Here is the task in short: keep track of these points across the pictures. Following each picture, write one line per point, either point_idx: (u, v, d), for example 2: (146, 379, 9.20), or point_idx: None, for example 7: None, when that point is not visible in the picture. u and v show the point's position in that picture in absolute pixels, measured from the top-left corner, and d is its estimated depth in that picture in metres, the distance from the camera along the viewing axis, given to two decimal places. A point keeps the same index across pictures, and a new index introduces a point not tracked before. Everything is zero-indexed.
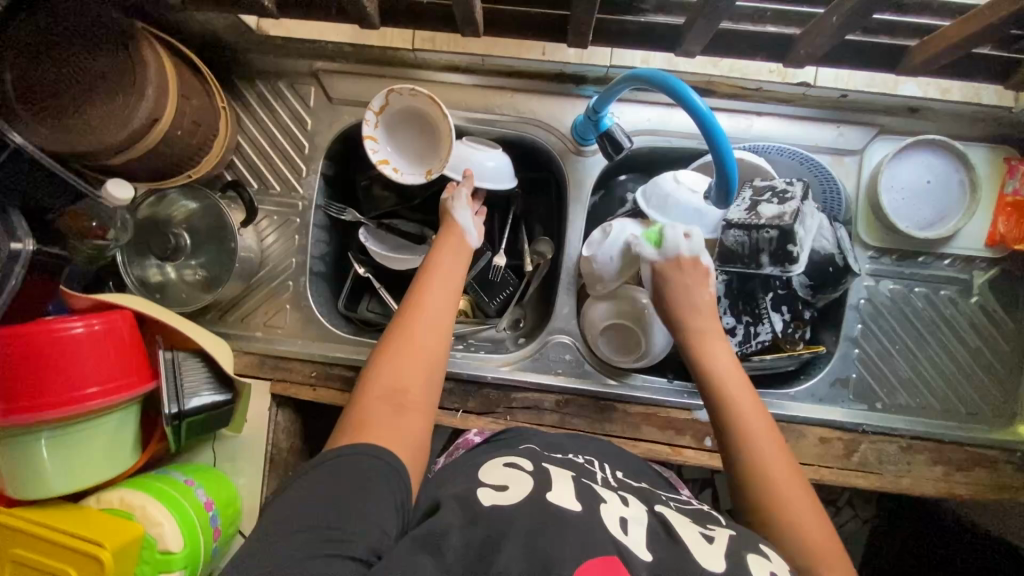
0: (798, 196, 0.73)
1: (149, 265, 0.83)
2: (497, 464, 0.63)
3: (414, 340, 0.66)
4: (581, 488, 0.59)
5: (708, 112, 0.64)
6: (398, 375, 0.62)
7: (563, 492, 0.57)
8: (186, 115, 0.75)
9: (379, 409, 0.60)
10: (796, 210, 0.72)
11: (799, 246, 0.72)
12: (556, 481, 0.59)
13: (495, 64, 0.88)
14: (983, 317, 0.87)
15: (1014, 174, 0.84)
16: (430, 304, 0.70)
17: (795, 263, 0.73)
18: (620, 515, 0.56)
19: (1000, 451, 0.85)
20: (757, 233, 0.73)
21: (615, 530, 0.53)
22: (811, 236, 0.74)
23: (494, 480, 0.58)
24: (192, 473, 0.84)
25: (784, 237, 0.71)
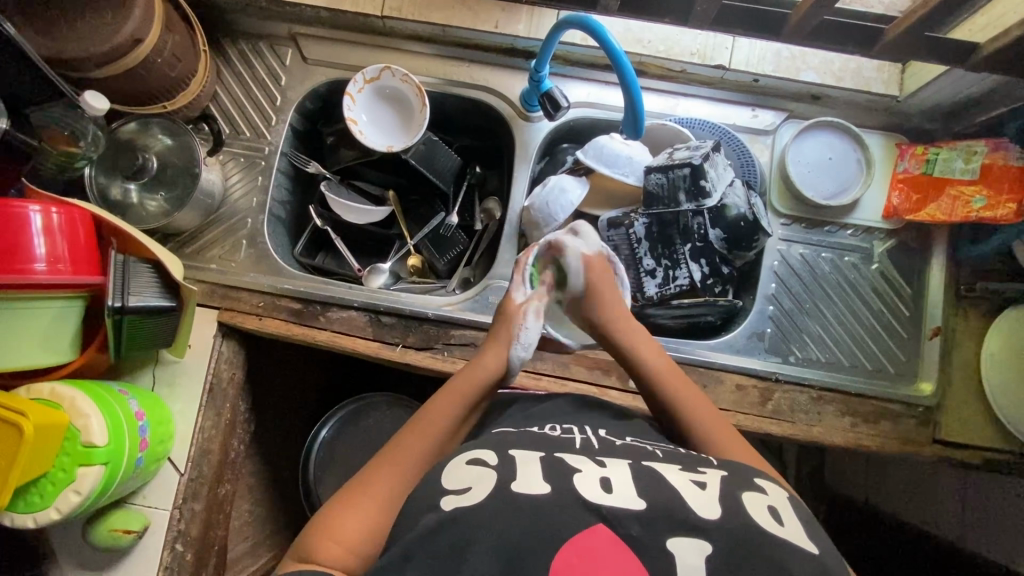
0: (710, 147, 0.87)
1: (114, 183, 0.89)
2: (458, 464, 0.60)
3: (417, 440, 0.66)
4: (551, 468, 0.57)
5: (622, 53, 0.76)
6: (368, 488, 0.60)
7: (528, 478, 0.55)
8: (168, 46, 0.84)
9: (361, 504, 0.58)
10: (707, 152, 0.85)
11: (709, 181, 0.85)
12: (522, 463, 0.58)
13: (453, 37, 0.99)
14: (884, 282, 0.95)
15: (904, 156, 0.95)
16: (440, 412, 0.69)
17: (707, 197, 0.86)
18: (602, 477, 0.55)
19: (903, 406, 0.91)
20: (673, 172, 0.86)
21: (597, 493, 0.53)
22: (722, 179, 0.87)
23: (457, 483, 0.56)
24: (128, 388, 0.86)
25: (697, 172, 0.84)
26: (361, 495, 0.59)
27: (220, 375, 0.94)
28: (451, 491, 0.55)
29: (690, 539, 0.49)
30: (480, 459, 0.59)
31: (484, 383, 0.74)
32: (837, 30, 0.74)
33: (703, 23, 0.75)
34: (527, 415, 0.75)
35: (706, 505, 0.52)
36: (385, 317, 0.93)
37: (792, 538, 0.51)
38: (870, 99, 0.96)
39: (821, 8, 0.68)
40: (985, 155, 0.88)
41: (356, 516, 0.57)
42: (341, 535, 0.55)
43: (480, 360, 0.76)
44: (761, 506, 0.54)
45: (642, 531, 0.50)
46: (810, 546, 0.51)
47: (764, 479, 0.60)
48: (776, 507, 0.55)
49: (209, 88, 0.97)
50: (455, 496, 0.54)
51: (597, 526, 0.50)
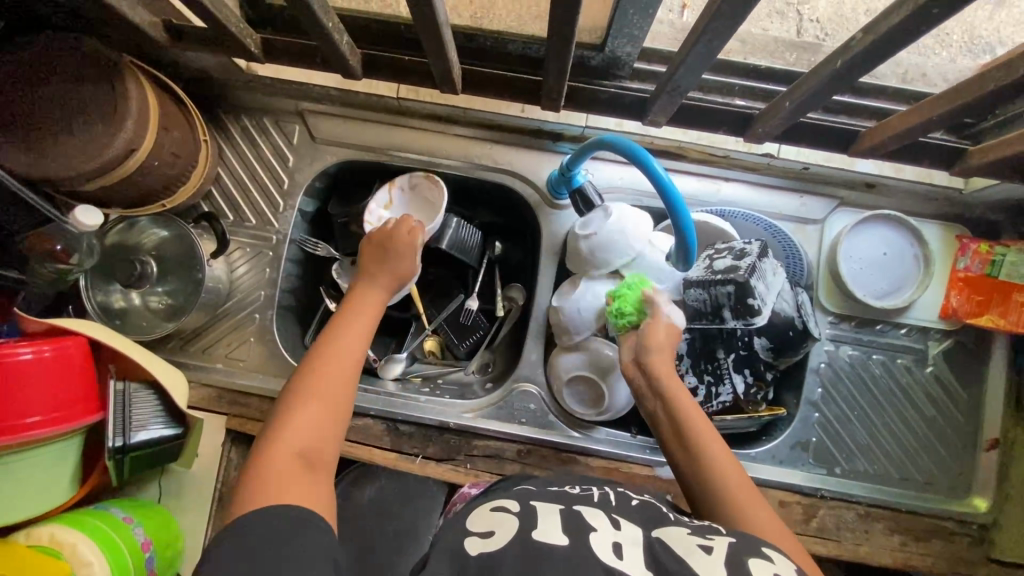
0: (756, 253, 0.73)
1: (112, 290, 0.82)
2: (481, 512, 0.58)
3: (326, 370, 0.62)
4: (570, 521, 0.54)
5: (670, 180, 0.66)
6: (302, 425, 0.58)
7: (549, 529, 0.53)
8: (165, 147, 0.76)
9: (282, 446, 0.56)
10: (751, 264, 0.71)
11: (757, 297, 0.71)
12: (545, 516, 0.55)
13: (476, 118, 0.91)
14: (938, 387, 0.89)
15: (965, 252, 0.87)
16: (348, 330, 0.67)
17: (757, 316, 0.72)
18: (616, 540, 0.52)
19: (956, 523, 0.86)
20: (715, 289, 0.73)
21: (608, 558, 0.50)
22: (773, 291, 0.73)
23: (478, 526, 0.55)
24: (132, 510, 0.80)
25: (742, 290, 0.71)
26: (282, 431, 0.57)
27: (230, 483, 0.89)
28: (474, 534, 0.54)
29: None
30: (503, 507, 0.58)
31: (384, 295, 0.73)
32: (913, 148, 0.66)
33: (761, 136, 0.67)
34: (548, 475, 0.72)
35: (710, 569, 0.48)
36: (403, 426, 0.87)
37: None
38: (930, 190, 0.88)
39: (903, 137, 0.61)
40: None
41: (283, 451, 0.56)
42: (279, 475, 0.54)
43: (373, 271, 0.74)
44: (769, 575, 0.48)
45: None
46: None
47: (773, 548, 0.52)
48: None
49: (211, 174, 0.90)
50: (479, 539, 0.52)
51: None
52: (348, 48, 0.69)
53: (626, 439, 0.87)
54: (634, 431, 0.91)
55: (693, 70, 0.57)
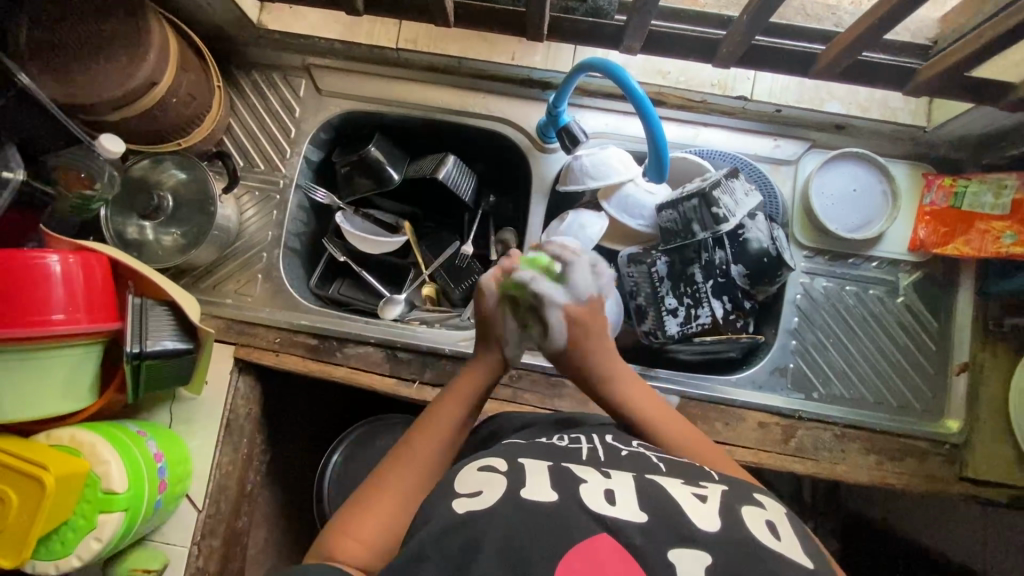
0: (722, 174, 0.84)
1: (130, 222, 0.89)
2: (470, 468, 0.59)
3: (420, 447, 0.66)
4: (558, 477, 0.56)
5: (646, 98, 0.74)
6: (393, 484, 0.62)
7: (537, 486, 0.55)
8: (182, 85, 0.83)
9: (373, 507, 0.59)
10: (717, 179, 0.82)
11: (722, 207, 0.81)
12: (531, 473, 0.57)
13: (470, 68, 0.98)
14: (909, 316, 0.93)
15: (930, 187, 0.93)
16: (440, 419, 0.70)
17: (722, 224, 0.81)
18: (606, 488, 0.55)
19: (930, 443, 0.89)
20: (683, 203, 0.83)
21: (600, 504, 0.52)
22: (740, 204, 0.83)
23: (467, 487, 0.56)
24: (146, 428, 0.85)
25: (707, 200, 0.81)
26: (377, 491, 0.61)
27: (237, 410, 0.94)
28: (462, 494, 0.55)
29: (689, 550, 0.48)
30: (491, 465, 0.59)
31: (472, 400, 0.74)
32: (868, 69, 0.72)
33: (728, 61, 0.73)
34: (546, 429, 0.75)
35: (707, 519, 0.51)
36: (401, 353, 0.93)
37: (791, 553, 0.49)
38: (896, 129, 0.94)
39: (853, 50, 0.67)
40: (1015, 190, 0.85)
41: (375, 513, 0.59)
42: (356, 532, 0.57)
43: (466, 375, 0.75)
44: (759, 520, 0.52)
45: (645, 541, 0.49)
46: (806, 559, 0.50)
47: (761, 494, 0.58)
48: (775, 522, 0.53)
49: (223, 121, 0.97)
50: (467, 499, 0.54)
51: (600, 536, 0.49)
52: None
53: None
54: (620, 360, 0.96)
55: None
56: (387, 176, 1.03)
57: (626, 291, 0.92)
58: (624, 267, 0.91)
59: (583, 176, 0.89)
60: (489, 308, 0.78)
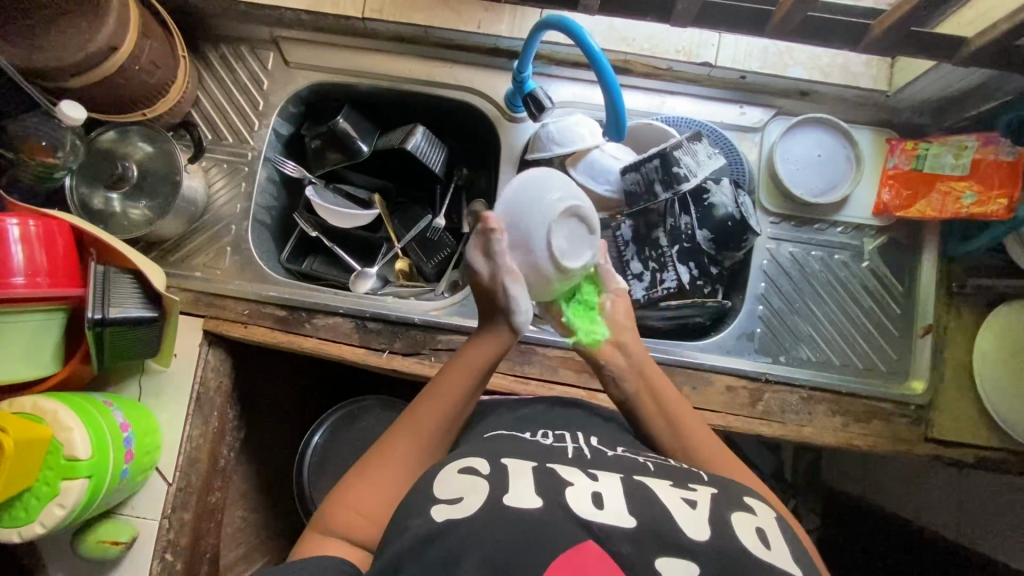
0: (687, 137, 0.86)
1: (95, 192, 0.89)
2: (451, 470, 0.58)
3: (423, 417, 0.64)
4: (542, 478, 0.55)
5: (601, 52, 0.76)
6: (391, 454, 0.62)
7: (521, 488, 0.54)
8: (146, 53, 0.83)
9: (368, 483, 0.59)
10: (678, 140, 0.83)
11: (682, 167, 0.82)
12: (515, 475, 0.56)
13: (436, 38, 0.98)
14: (874, 280, 0.95)
15: (894, 152, 0.94)
16: (446, 398, 0.66)
17: (682, 183, 0.81)
18: (594, 490, 0.54)
19: (896, 405, 0.90)
20: (644, 165, 0.82)
21: (589, 510, 0.51)
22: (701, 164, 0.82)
23: (448, 491, 0.54)
24: (112, 398, 0.85)
25: (667, 160, 0.81)
26: (374, 466, 0.61)
27: (207, 383, 0.94)
28: (443, 500, 0.54)
29: (678, 559, 0.48)
30: (472, 465, 0.58)
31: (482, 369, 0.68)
32: (822, 26, 0.73)
33: (685, 21, 0.74)
34: (519, 421, 0.73)
35: (697, 527, 0.51)
36: (371, 323, 0.92)
37: (780, 562, 0.50)
38: (859, 94, 0.95)
39: (804, 6, 0.67)
40: (975, 150, 0.86)
41: (370, 488, 0.59)
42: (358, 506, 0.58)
43: (479, 345, 0.69)
44: (749, 527, 0.53)
45: (632, 549, 0.48)
46: (796, 570, 0.50)
47: (756, 500, 0.58)
48: (765, 529, 0.53)
49: (190, 93, 0.96)
50: (447, 507, 0.53)
51: (588, 543, 0.48)
52: None
53: None
54: None
55: None
56: (356, 148, 1.03)
57: None
58: None
59: (549, 144, 0.90)
60: (485, 277, 0.69)
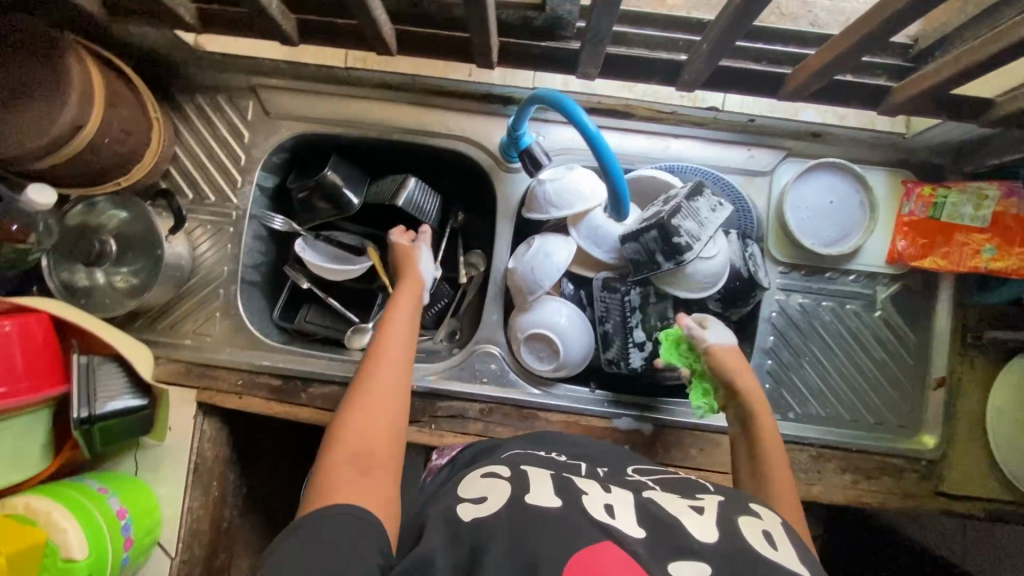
0: (684, 195, 0.78)
1: (75, 268, 0.85)
2: (474, 477, 0.62)
3: (383, 371, 0.70)
4: (561, 485, 0.58)
5: (598, 134, 0.70)
6: (366, 424, 0.64)
7: (542, 492, 0.57)
8: (115, 123, 0.78)
9: (348, 451, 0.61)
10: (676, 205, 0.76)
11: (683, 236, 0.75)
12: (535, 482, 0.59)
13: (425, 84, 0.92)
14: (886, 330, 0.92)
15: (910, 196, 0.89)
16: (396, 345, 0.74)
17: (686, 253, 0.75)
18: (606, 501, 0.56)
19: (906, 460, 0.89)
20: (642, 237, 0.77)
21: (603, 515, 0.53)
22: (703, 226, 0.76)
23: (472, 493, 0.58)
24: (107, 481, 0.83)
25: (666, 230, 0.74)
26: (349, 433, 0.63)
27: (204, 454, 0.92)
28: (467, 500, 0.57)
29: (688, 560, 0.49)
30: (494, 473, 0.62)
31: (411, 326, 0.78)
32: (839, 88, 0.68)
33: (692, 85, 0.69)
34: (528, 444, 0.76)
35: (704, 529, 0.52)
36: None
37: (787, 561, 0.50)
38: (874, 135, 0.90)
39: (823, 75, 0.62)
40: (997, 202, 0.82)
41: (348, 454, 0.61)
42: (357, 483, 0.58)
43: (403, 290, 0.83)
44: (756, 530, 0.53)
45: (648, 551, 0.49)
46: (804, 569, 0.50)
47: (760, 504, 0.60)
48: (772, 531, 0.54)
49: (167, 151, 0.91)
50: (472, 506, 0.55)
51: (606, 542, 0.50)
52: (280, 14, 0.65)
53: (586, 393, 0.91)
54: (592, 386, 0.93)
55: (606, 14, 0.57)
56: (345, 200, 0.97)
57: (596, 315, 0.87)
58: (596, 292, 0.85)
59: (547, 204, 0.86)
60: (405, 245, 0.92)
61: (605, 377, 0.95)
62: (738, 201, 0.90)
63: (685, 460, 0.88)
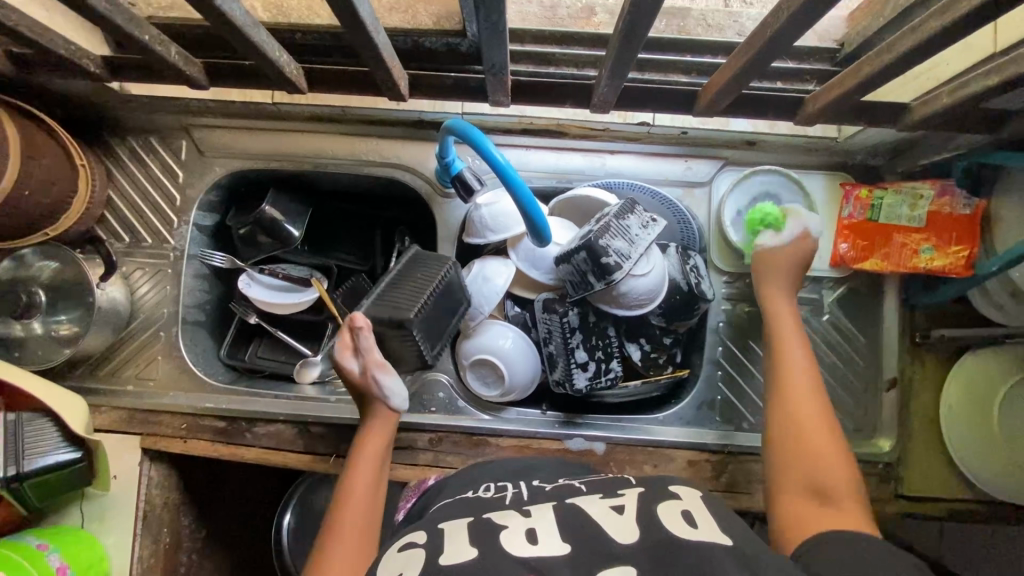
0: (614, 214, 0.77)
1: (7, 320, 0.84)
2: (390, 554, 0.56)
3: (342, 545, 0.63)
4: (478, 530, 0.54)
5: (508, 164, 0.69)
6: None
7: (457, 547, 0.53)
8: (35, 175, 0.77)
9: None
10: (604, 224, 0.75)
11: (611, 255, 0.74)
12: (450, 534, 0.55)
13: (356, 115, 0.91)
14: (835, 334, 0.91)
15: (848, 199, 0.88)
16: (357, 495, 0.69)
17: (615, 273, 0.75)
18: (526, 528, 0.54)
19: (863, 465, 0.88)
20: (572, 259, 0.76)
21: (522, 547, 0.51)
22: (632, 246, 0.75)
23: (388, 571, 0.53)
24: (48, 536, 0.81)
25: (594, 251, 0.74)
26: None
27: (152, 501, 0.90)
28: None
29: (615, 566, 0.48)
30: (412, 540, 0.56)
31: (383, 454, 0.74)
32: (752, 100, 0.68)
33: (606, 105, 0.68)
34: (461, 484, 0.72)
35: (624, 532, 0.52)
36: (314, 427, 0.88)
37: (707, 535, 0.51)
38: (808, 141, 0.90)
39: (728, 90, 0.62)
40: (931, 201, 0.81)
41: None
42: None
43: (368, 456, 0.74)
44: (674, 513, 0.53)
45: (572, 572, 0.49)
46: (725, 537, 0.51)
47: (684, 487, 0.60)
48: (692, 509, 0.55)
49: (99, 197, 0.90)
50: None
51: None
52: (183, 60, 0.65)
53: (537, 416, 0.89)
54: (544, 408, 0.92)
55: (494, 47, 0.58)
56: (286, 234, 0.97)
57: (540, 337, 0.85)
58: (539, 314, 0.84)
59: (484, 229, 0.85)
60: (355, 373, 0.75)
61: (557, 397, 0.94)
62: (677, 213, 0.90)
63: (640, 478, 0.86)
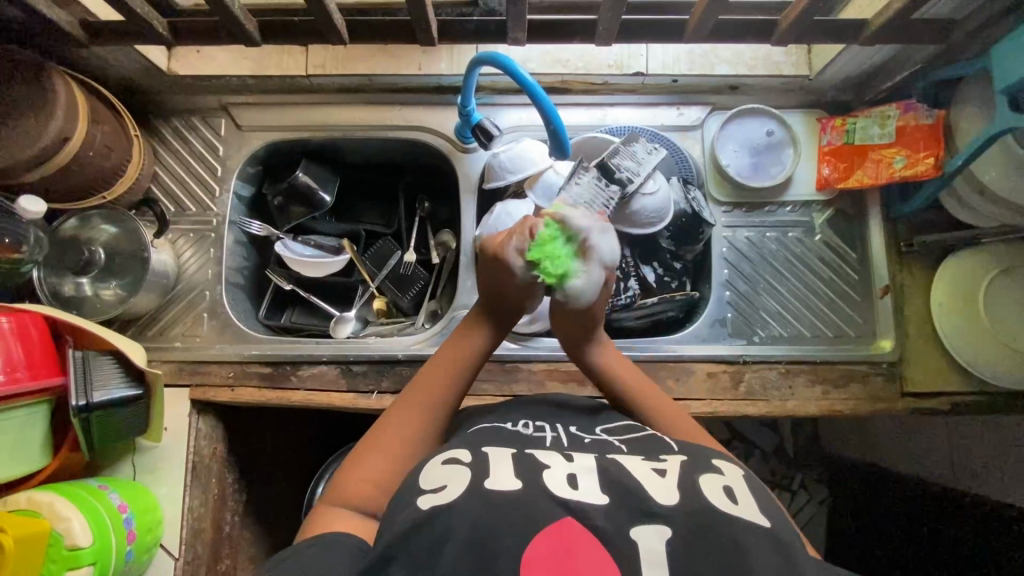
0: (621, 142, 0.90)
1: (65, 279, 0.91)
2: (434, 464, 0.57)
3: (420, 402, 0.66)
4: (523, 464, 0.55)
5: (533, 82, 0.82)
6: (377, 456, 0.62)
7: (503, 474, 0.54)
8: (99, 138, 0.84)
9: (356, 477, 0.60)
10: (614, 148, 0.87)
11: (623, 172, 0.86)
12: (495, 462, 0.56)
13: (380, 83, 1.02)
14: (829, 251, 1.00)
15: (825, 130, 0.99)
16: (446, 371, 0.68)
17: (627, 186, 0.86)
18: (569, 472, 0.54)
19: (868, 365, 0.94)
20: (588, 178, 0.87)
21: (564, 489, 0.52)
22: (641, 163, 0.87)
23: (432, 482, 0.54)
24: (107, 481, 0.85)
25: (607, 169, 0.86)
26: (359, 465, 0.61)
27: (201, 452, 0.93)
28: (427, 491, 0.53)
29: (649, 525, 0.48)
30: (455, 456, 0.57)
31: (461, 372, 0.69)
32: (733, 26, 0.80)
33: (609, 38, 0.80)
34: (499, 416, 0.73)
35: (664, 492, 0.51)
36: (356, 366, 0.94)
37: (745, 516, 0.50)
38: (784, 82, 1.01)
39: (712, 10, 0.73)
40: (897, 118, 0.91)
41: (354, 486, 0.59)
42: (367, 482, 0.59)
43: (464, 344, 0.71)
44: (716, 486, 0.53)
45: (607, 523, 0.49)
46: (763, 518, 0.50)
47: (721, 460, 0.58)
48: (733, 487, 0.53)
49: (148, 169, 0.98)
50: (431, 495, 0.52)
51: (567, 521, 0.49)
52: (243, 15, 0.75)
53: None
54: None
55: None
56: (319, 199, 1.05)
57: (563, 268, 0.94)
58: None
59: (503, 173, 0.94)
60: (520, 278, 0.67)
61: None
62: (675, 151, 1.00)
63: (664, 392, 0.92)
